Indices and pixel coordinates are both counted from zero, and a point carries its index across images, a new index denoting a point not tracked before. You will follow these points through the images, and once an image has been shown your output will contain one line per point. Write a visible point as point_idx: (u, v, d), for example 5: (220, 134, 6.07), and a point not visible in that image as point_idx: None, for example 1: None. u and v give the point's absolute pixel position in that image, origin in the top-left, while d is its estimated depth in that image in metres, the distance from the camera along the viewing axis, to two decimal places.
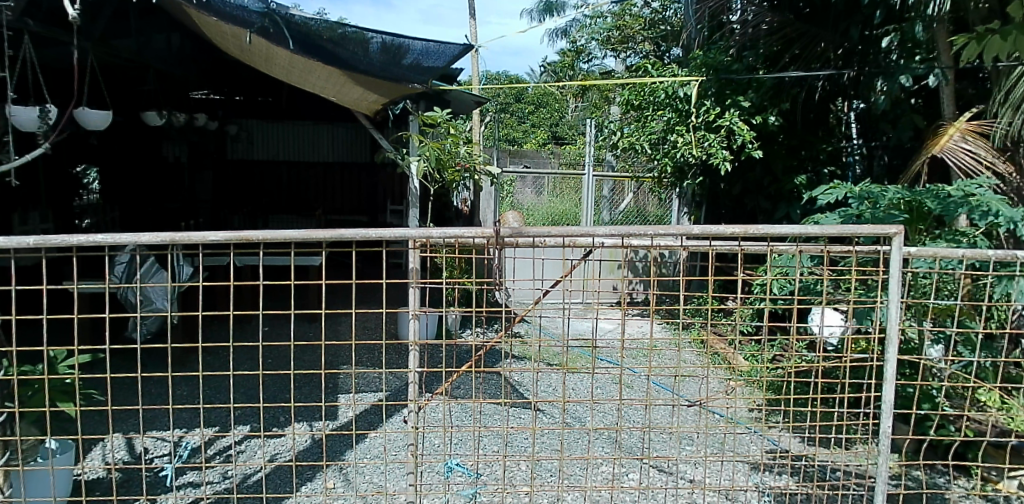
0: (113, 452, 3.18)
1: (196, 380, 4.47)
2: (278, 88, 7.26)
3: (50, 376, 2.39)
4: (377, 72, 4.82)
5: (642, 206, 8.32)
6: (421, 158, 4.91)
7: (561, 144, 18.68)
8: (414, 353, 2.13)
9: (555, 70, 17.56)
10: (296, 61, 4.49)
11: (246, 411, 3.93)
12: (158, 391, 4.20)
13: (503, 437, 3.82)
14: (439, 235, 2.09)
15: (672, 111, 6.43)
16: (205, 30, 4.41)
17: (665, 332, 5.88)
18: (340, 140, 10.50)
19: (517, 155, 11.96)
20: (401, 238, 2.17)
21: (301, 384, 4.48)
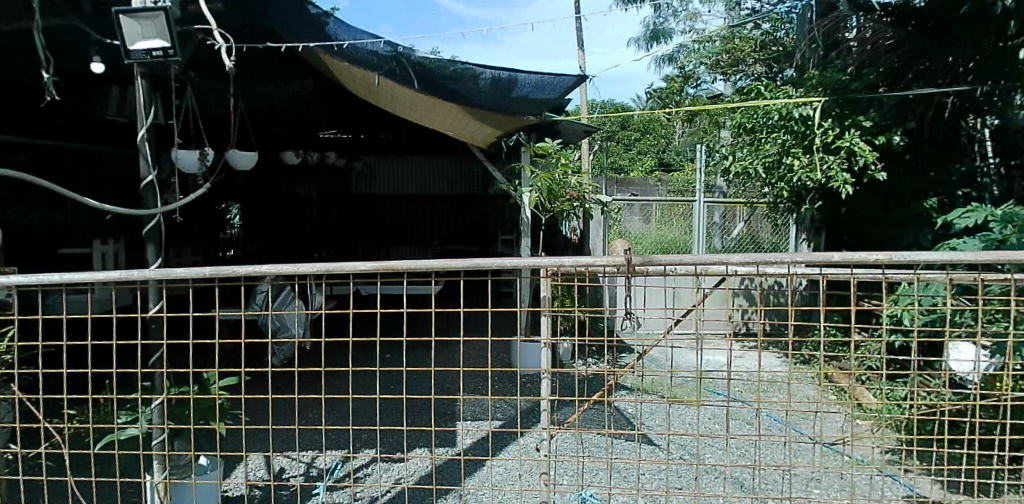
0: (254, 469, 3.36)
1: (322, 403, 4.70)
2: (399, 124, 7.54)
3: (204, 396, 2.59)
4: (493, 105, 5.06)
5: (755, 232, 7.96)
6: (533, 189, 5.01)
7: (668, 171, 18.44)
8: (546, 381, 2.22)
9: (660, 96, 17.33)
10: (419, 98, 4.85)
11: (370, 435, 4.07)
12: (288, 412, 4.47)
13: (615, 470, 3.81)
14: (570, 263, 2.15)
15: (788, 132, 6.11)
16: (337, 73, 4.71)
17: (785, 365, 5.65)
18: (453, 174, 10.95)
19: (623, 183, 11.93)
20: (534, 266, 2.26)
21: (421, 408, 4.61)
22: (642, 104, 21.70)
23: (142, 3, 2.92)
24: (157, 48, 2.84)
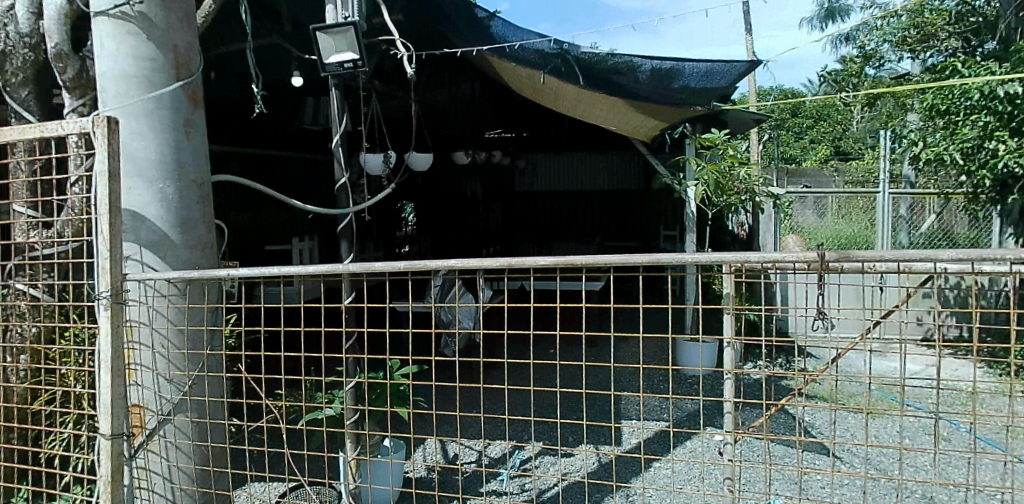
0: (433, 453, 3.56)
1: (490, 394, 4.94)
2: (560, 121, 7.64)
3: (389, 379, 2.75)
4: (660, 97, 4.86)
5: (950, 226, 7.22)
6: (700, 182, 4.91)
7: (843, 160, 16.98)
8: (729, 385, 1.98)
9: (835, 79, 15.94)
10: (582, 94, 4.76)
11: (541, 426, 4.21)
12: (461, 401, 4.77)
13: (796, 482, 3.61)
14: (752, 260, 1.76)
15: (991, 113, 5.41)
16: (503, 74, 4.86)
17: (992, 378, 5.02)
18: (614, 169, 11.04)
19: (796, 175, 11.20)
20: (715, 259, 1.94)
21: (585, 403, 4.68)
22: (811, 89, 20.14)
23: (333, 20, 3.21)
24: (347, 60, 3.12)
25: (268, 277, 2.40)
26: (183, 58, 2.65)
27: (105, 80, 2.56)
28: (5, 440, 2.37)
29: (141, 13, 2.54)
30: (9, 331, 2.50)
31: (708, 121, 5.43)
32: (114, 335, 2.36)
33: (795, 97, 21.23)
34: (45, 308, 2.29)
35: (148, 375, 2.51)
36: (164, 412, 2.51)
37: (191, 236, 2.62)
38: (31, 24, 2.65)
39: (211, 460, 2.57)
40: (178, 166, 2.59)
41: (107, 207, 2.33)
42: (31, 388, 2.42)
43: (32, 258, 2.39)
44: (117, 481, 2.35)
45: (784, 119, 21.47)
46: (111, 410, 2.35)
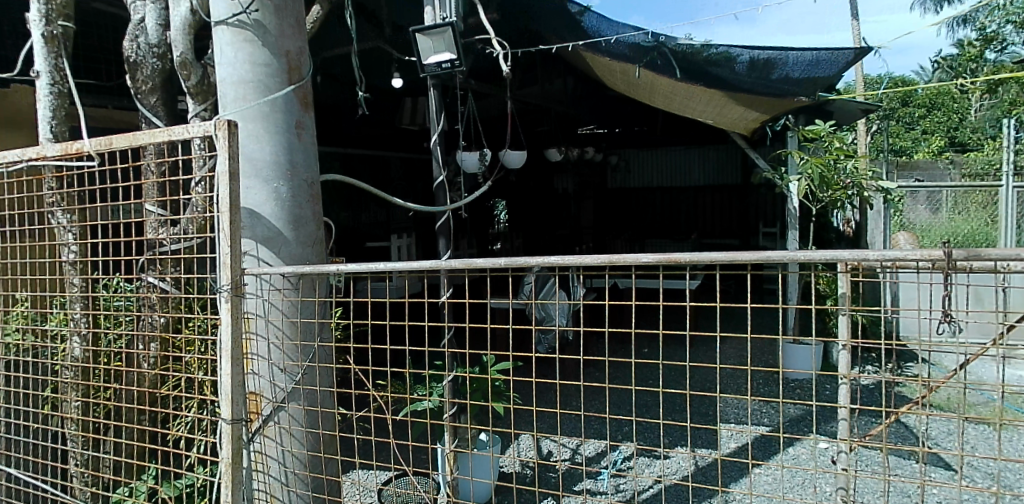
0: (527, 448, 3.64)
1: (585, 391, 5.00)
2: (654, 116, 7.51)
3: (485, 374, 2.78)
4: (760, 88, 4.69)
5: None
6: (803, 175, 4.69)
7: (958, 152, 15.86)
8: (845, 388, 1.77)
9: (950, 65, 14.86)
10: (677, 87, 4.67)
11: (646, 426, 4.31)
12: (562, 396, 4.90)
13: (914, 494, 3.46)
14: (870, 257, 1.56)
15: None
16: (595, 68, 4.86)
17: None
18: (710, 165, 11.18)
19: (906, 168, 10.60)
20: (827, 257, 1.75)
21: (683, 405, 4.68)
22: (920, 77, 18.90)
23: (432, 21, 3.27)
24: (445, 60, 3.17)
25: (372, 271, 2.45)
26: (295, 62, 2.77)
27: (224, 86, 2.72)
28: (138, 421, 2.56)
29: (256, 21, 2.68)
30: (139, 320, 2.61)
31: (812, 113, 5.21)
32: (235, 325, 2.49)
33: (907, 85, 19.79)
34: (171, 299, 2.42)
35: (263, 364, 2.66)
36: (279, 400, 2.64)
37: (302, 232, 2.75)
38: (158, 35, 2.83)
39: (322, 447, 2.68)
40: (290, 166, 2.71)
41: (228, 205, 2.46)
42: (161, 375, 2.58)
43: (159, 252, 2.52)
44: (237, 463, 2.47)
45: (891, 109, 20.25)
46: (231, 396, 2.48)
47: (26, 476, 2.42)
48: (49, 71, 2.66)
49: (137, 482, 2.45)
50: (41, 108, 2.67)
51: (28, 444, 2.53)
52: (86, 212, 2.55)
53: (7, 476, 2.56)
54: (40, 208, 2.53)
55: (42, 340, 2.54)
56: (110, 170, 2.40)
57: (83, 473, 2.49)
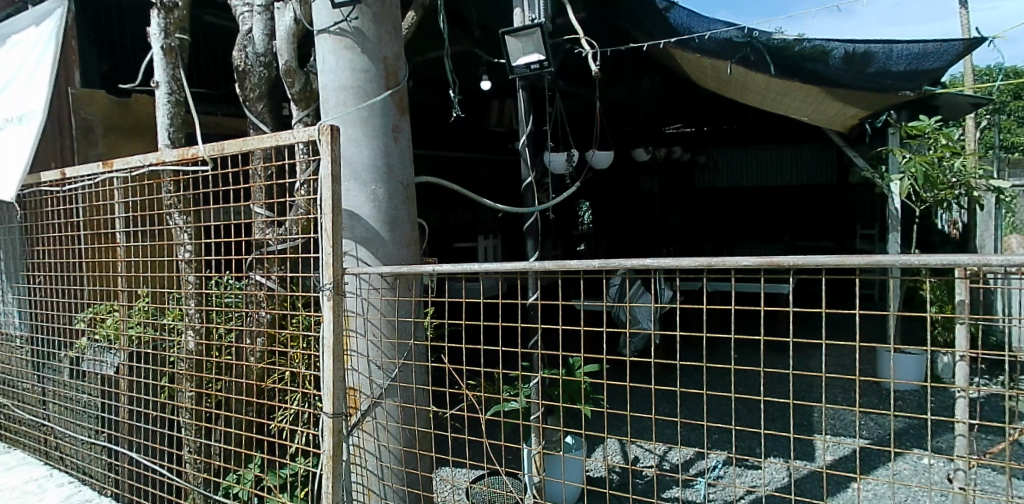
0: (613, 454, 3.91)
1: (675, 400, 5.19)
2: (744, 113, 7.32)
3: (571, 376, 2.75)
4: (860, 83, 4.61)
5: None
6: (906, 175, 4.51)
7: None
8: (962, 400, 1.52)
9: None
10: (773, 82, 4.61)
11: (721, 437, 4.57)
12: (643, 403, 5.15)
13: None
14: (1005, 262, 1.27)
15: None
16: (684, 66, 4.84)
17: None
18: (803, 163, 10.83)
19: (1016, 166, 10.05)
20: (939, 257, 1.44)
21: (777, 419, 4.86)
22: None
23: (521, 22, 3.29)
24: (534, 61, 3.18)
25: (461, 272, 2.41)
26: (391, 68, 2.85)
27: (326, 92, 2.82)
28: (245, 411, 2.66)
29: (356, 29, 2.77)
30: (245, 315, 2.71)
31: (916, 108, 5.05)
32: (337, 322, 2.57)
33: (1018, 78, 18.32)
34: (278, 296, 2.53)
35: (362, 361, 2.74)
36: (376, 396, 2.73)
37: (398, 233, 2.82)
38: (265, 45, 2.98)
39: (416, 443, 2.74)
40: (387, 168, 2.79)
41: (330, 206, 2.55)
42: (266, 369, 2.68)
43: (266, 252, 2.62)
44: (337, 456, 2.56)
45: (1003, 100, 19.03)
46: (332, 392, 2.58)
47: (147, 462, 2.55)
48: (167, 81, 2.83)
49: (245, 471, 2.54)
50: (160, 115, 2.85)
51: (144, 434, 2.61)
52: (200, 213, 2.66)
53: (128, 460, 2.67)
54: (159, 210, 2.61)
55: (157, 334, 2.63)
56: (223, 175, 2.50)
57: (196, 460, 2.58)
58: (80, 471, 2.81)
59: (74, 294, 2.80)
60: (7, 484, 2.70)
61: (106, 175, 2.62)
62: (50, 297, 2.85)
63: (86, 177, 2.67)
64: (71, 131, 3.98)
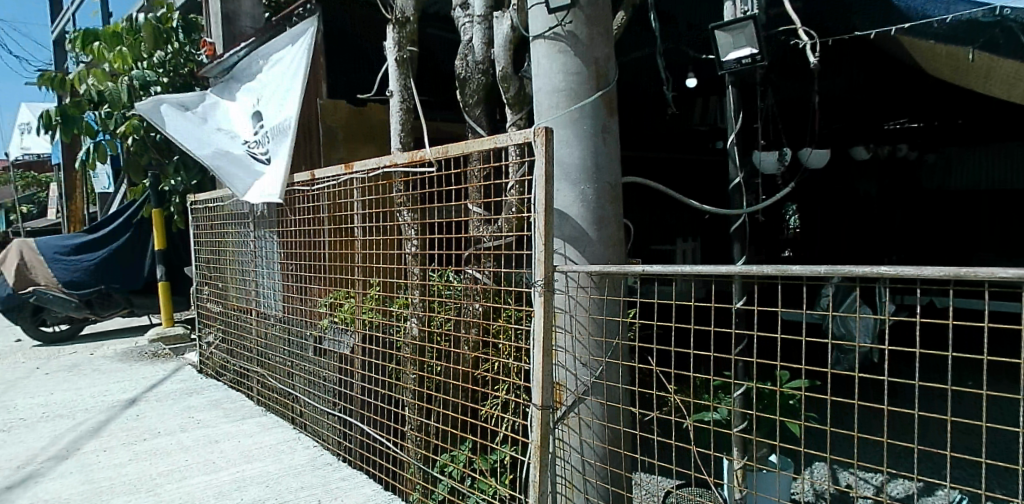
0: (824, 477, 3.83)
1: (892, 420, 4.94)
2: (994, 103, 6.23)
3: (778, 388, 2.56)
4: None
5: None
6: None
7: None
8: None
9: None
10: None
11: (956, 466, 4.19)
12: (855, 421, 4.92)
13: None
14: None
15: None
16: (908, 48, 4.39)
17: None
18: None
19: None
20: None
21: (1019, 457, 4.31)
22: None
23: (731, 17, 3.18)
24: (746, 56, 3.03)
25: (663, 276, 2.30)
26: (602, 69, 2.88)
27: (540, 95, 2.94)
28: (457, 395, 2.83)
29: (570, 32, 2.84)
30: (462, 306, 2.77)
31: None
32: (546, 317, 2.63)
33: None
34: (491, 288, 2.60)
35: (567, 356, 2.81)
36: (580, 392, 2.78)
37: (605, 233, 2.86)
38: (483, 53, 3.19)
39: (615, 441, 2.76)
40: (596, 168, 2.84)
41: (543, 206, 2.61)
42: (475, 359, 2.81)
43: (482, 248, 2.75)
44: (544, 446, 2.63)
45: None
46: (541, 384, 2.65)
47: (375, 434, 2.92)
48: (400, 90, 3.12)
49: (459, 450, 2.67)
50: (393, 122, 3.15)
51: (376, 409, 2.95)
52: (425, 211, 2.86)
53: (359, 431, 3.06)
54: (390, 209, 2.84)
55: (385, 319, 2.92)
56: (445, 176, 2.64)
57: (417, 436, 2.79)
58: (315, 436, 3.31)
59: (319, 281, 3.24)
60: (263, 444, 3.23)
61: (347, 176, 2.98)
62: (299, 287, 3.38)
63: (329, 178, 3.11)
64: (318, 138, 4.72)
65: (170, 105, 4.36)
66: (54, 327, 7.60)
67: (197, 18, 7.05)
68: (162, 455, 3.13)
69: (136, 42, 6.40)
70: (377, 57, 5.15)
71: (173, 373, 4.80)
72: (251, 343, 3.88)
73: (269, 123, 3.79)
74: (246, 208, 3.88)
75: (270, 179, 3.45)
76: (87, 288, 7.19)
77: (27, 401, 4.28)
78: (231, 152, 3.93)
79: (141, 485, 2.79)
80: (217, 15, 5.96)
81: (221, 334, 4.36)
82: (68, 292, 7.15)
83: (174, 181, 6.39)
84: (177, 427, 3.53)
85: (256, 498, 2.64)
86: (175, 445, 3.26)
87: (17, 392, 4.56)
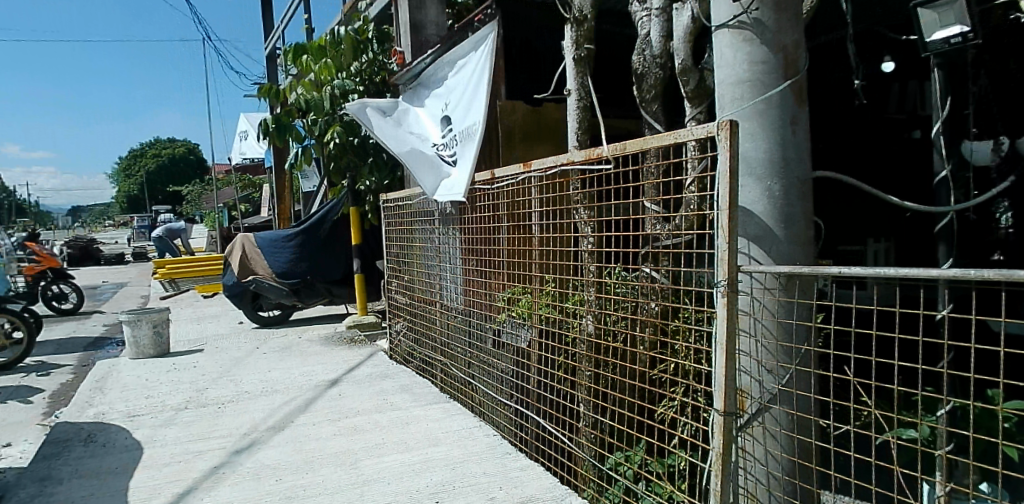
0: None
1: None
2: None
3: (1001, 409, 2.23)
4: None
5: None
6: None
7: None
8: None
9: None
10: None
11: None
12: None
13: None
14: None
15: None
16: None
17: None
18: None
19: None
20: None
21: None
22: None
23: None
24: (956, 34, 2.70)
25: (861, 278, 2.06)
26: (791, 56, 2.69)
27: (723, 86, 2.81)
28: (631, 394, 2.79)
29: (756, 20, 2.68)
30: (638, 305, 2.73)
31: None
32: (730, 319, 2.45)
33: None
34: (670, 287, 2.49)
35: (750, 361, 2.68)
36: (766, 400, 2.63)
37: (793, 231, 2.67)
38: (661, 46, 3.18)
39: (799, 452, 2.58)
40: (785, 162, 2.66)
41: (727, 202, 2.39)
42: (651, 358, 2.71)
43: (659, 245, 2.63)
44: (727, 454, 2.49)
45: None
46: (724, 389, 2.48)
47: (551, 427, 3.01)
48: (577, 89, 3.24)
49: (633, 451, 2.63)
50: (569, 120, 3.29)
51: (553, 405, 3.05)
52: (602, 208, 2.83)
53: (535, 423, 3.19)
54: (566, 206, 2.89)
55: (562, 316, 2.97)
56: (621, 174, 2.59)
57: (592, 433, 2.83)
58: (495, 425, 3.53)
59: (499, 277, 3.41)
60: (451, 430, 3.51)
61: (526, 175, 3.07)
62: (482, 281, 3.59)
63: (508, 177, 3.25)
64: (499, 139, 4.87)
65: (372, 108, 4.78)
66: (269, 312, 8.46)
67: (388, 28, 7.44)
68: (359, 432, 3.53)
69: (338, 54, 6.89)
70: (555, 55, 5.22)
71: (368, 358, 5.24)
72: (436, 333, 4.22)
73: (456, 127, 4.06)
74: (433, 206, 4.16)
75: (456, 177, 3.72)
76: (297, 277, 7.80)
77: (250, 376, 4.89)
78: (423, 154, 4.22)
79: (345, 458, 3.19)
80: (404, 24, 6.35)
81: (409, 324, 4.74)
82: (280, 282, 7.83)
83: (367, 181, 6.92)
84: (374, 407, 3.92)
85: (443, 480, 2.91)
86: (370, 423, 3.65)
87: (243, 367, 5.23)
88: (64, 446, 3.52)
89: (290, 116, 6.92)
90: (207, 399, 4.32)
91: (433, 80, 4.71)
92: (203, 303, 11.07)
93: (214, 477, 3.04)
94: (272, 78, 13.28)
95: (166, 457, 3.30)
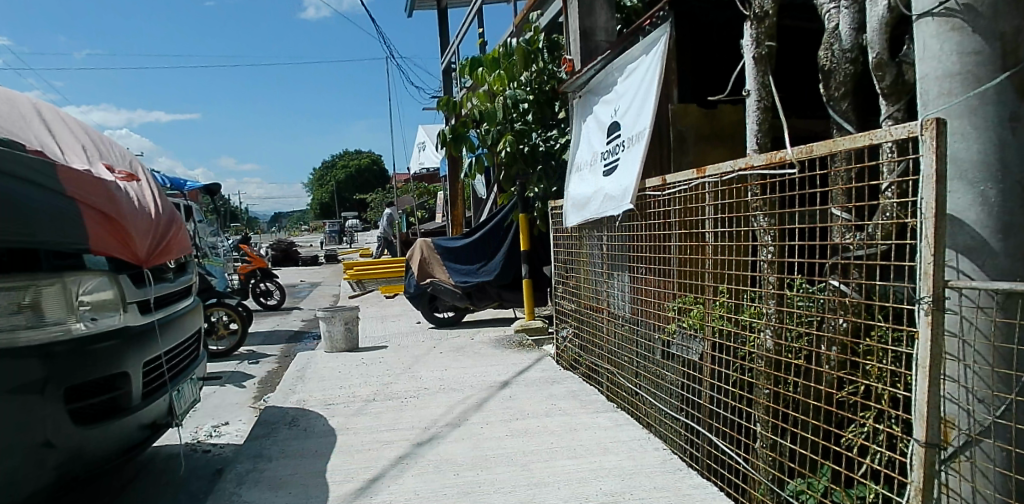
0: None
1: None
2: None
3: None
4: None
5: None
6: None
7: None
8: None
9: None
10: None
11: None
12: None
13: None
14: None
15: None
16: None
17: None
18: None
19: None
20: None
21: None
22: None
23: None
24: None
25: None
26: (1013, 44, 2.31)
27: (926, 83, 2.45)
28: (815, 416, 2.55)
29: (967, 5, 2.32)
30: (824, 321, 2.49)
31: None
32: (934, 343, 2.11)
33: None
34: (860, 303, 2.22)
35: (955, 388, 2.34)
36: (975, 433, 2.29)
37: (1013, 242, 2.27)
38: (852, 40, 2.97)
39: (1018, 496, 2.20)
40: (1003, 163, 2.28)
41: (933, 208, 2.05)
42: (837, 379, 2.45)
43: (849, 255, 2.34)
44: (929, 491, 2.17)
45: None
46: (926, 418, 2.15)
47: (725, 447, 2.89)
48: (757, 89, 3.15)
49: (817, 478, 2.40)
50: (750, 122, 3.18)
51: (727, 421, 2.94)
52: (784, 215, 2.60)
53: (708, 440, 3.09)
54: (745, 214, 2.74)
55: (736, 329, 2.86)
56: (807, 179, 2.40)
57: (770, 455, 2.66)
58: (665, 439, 3.47)
59: (670, 287, 3.36)
60: (619, 440, 3.50)
61: (699, 181, 3.05)
62: (650, 290, 3.55)
63: (681, 183, 3.21)
64: (670, 143, 4.70)
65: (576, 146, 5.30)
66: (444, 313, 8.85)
67: (559, 38, 7.48)
68: (531, 434, 3.61)
69: (511, 64, 6.98)
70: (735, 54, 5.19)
71: (538, 362, 5.34)
72: (602, 339, 4.24)
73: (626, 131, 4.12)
74: (598, 215, 4.18)
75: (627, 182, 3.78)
76: (470, 280, 8.15)
77: (430, 373, 5.19)
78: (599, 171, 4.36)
79: (517, 459, 3.28)
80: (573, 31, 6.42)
81: (575, 330, 4.79)
82: (455, 284, 8.24)
83: (536, 189, 7.17)
84: (543, 411, 4.01)
85: (615, 490, 2.92)
86: (541, 427, 3.72)
87: (422, 364, 5.56)
88: (273, 427, 3.95)
89: (466, 127, 7.46)
90: (391, 392, 4.65)
91: (603, 86, 4.78)
92: (382, 303, 11.96)
93: (401, 466, 3.27)
94: (447, 91, 14.03)
95: (356, 444, 3.59)
